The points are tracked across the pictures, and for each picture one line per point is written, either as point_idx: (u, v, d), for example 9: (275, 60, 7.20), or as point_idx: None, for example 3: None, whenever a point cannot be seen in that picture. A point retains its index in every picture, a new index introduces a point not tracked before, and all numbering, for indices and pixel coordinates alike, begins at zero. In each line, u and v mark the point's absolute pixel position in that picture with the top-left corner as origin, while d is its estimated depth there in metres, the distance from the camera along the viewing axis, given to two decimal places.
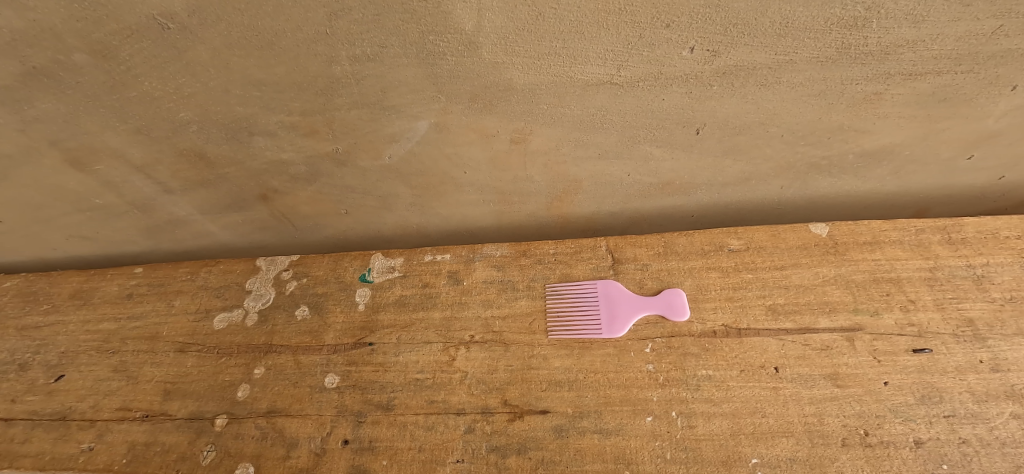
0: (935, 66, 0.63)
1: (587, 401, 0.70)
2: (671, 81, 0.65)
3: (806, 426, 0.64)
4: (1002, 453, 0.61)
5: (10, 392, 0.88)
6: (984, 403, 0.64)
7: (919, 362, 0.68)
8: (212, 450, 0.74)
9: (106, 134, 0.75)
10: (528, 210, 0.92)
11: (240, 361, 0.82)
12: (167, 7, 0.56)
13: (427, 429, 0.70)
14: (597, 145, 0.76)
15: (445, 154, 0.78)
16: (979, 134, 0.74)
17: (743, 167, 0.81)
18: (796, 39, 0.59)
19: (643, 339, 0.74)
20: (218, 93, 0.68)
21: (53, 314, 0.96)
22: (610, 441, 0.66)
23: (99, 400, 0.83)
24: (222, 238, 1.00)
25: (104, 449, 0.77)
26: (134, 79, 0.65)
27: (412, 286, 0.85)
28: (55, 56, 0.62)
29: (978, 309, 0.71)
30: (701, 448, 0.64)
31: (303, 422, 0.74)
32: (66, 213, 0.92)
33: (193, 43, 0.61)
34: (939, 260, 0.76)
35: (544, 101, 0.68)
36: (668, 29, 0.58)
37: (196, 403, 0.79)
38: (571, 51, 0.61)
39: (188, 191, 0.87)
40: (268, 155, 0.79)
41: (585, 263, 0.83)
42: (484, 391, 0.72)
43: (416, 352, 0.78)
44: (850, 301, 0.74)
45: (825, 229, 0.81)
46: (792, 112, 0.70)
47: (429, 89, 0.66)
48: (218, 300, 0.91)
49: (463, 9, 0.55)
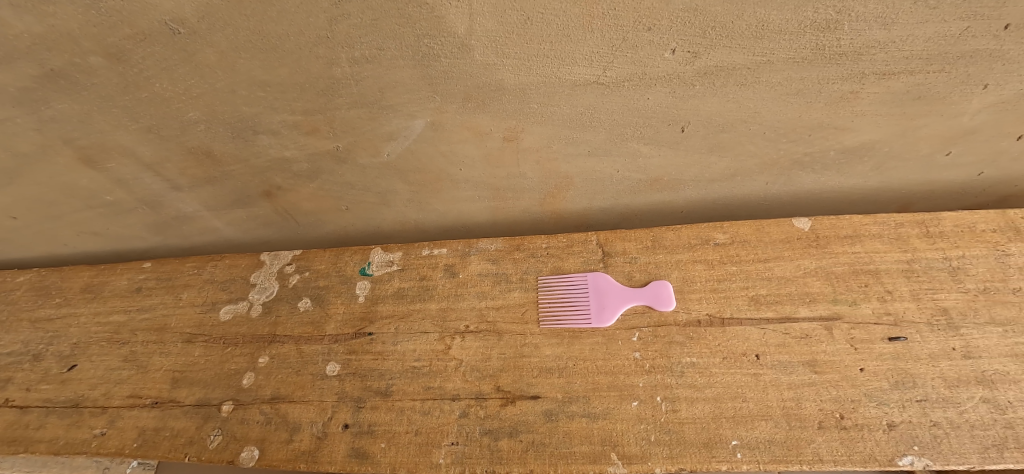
0: (907, 66, 0.66)
1: (576, 387, 0.73)
2: (655, 81, 0.68)
3: (785, 410, 0.67)
4: (970, 435, 0.63)
5: (25, 381, 0.92)
6: (955, 388, 0.67)
7: (894, 350, 0.71)
8: (219, 434, 0.77)
9: (118, 133, 0.78)
10: (522, 206, 0.95)
11: (245, 350, 0.86)
12: (177, 13, 0.60)
13: (423, 413, 0.74)
14: (587, 142, 0.80)
15: (441, 151, 0.82)
16: (955, 131, 0.77)
17: (728, 164, 0.84)
18: (772, 40, 0.62)
19: (631, 328, 0.77)
20: (225, 93, 0.71)
21: (64, 307, 1.00)
22: (598, 425, 0.69)
23: (110, 388, 0.87)
24: (227, 233, 1.04)
25: (115, 434, 0.81)
26: (145, 80, 0.69)
27: (410, 279, 0.89)
28: (72, 59, 0.66)
29: (953, 299, 0.74)
30: (684, 430, 0.67)
31: (306, 408, 0.77)
32: (78, 209, 0.96)
33: (202, 47, 0.64)
34: (917, 252, 0.79)
35: (535, 101, 0.72)
36: (650, 32, 0.61)
37: (203, 390, 0.83)
38: (558, 52, 0.64)
39: (195, 188, 0.90)
40: (272, 152, 0.82)
41: (576, 257, 0.86)
42: (478, 378, 0.76)
43: (414, 341, 0.81)
44: (830, 291, 0.77)
45: (808, 223, 0.84)
46: (772, 110, 0.73)
47: (424, 89, 0.70)
48: (224, 293, 0.94)
49: (456, 14, 0.59)
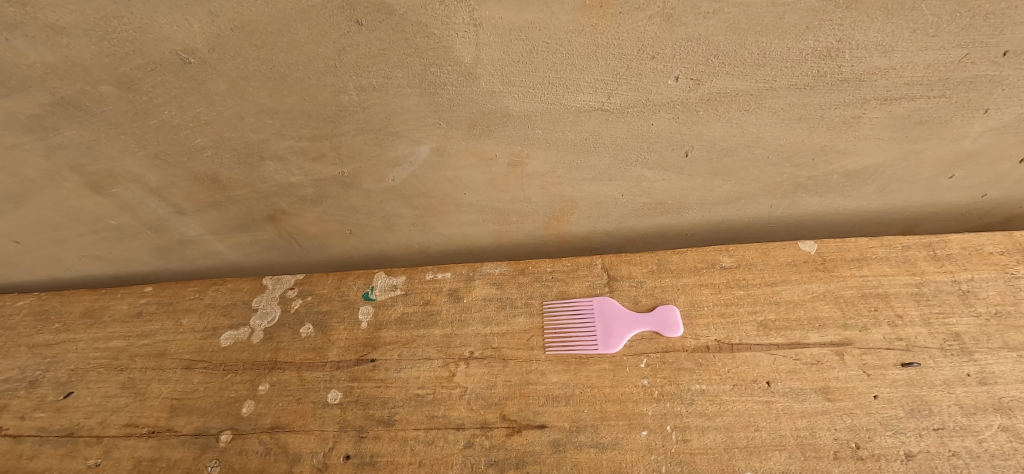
0: (909, 92, 0.66)
1: (583, 416, 0.71)
2: (659, 107, 0.69)
3: (799, 439, 0.65)
4: (992, 465, 0.61)
5: (20, 409, 0.90)
6: (973, 416, 0.65)
7: (908, 376, 0.69)
8: (216, 465, 0.75)
9: (125, 159, 0.79)
10: (526, 230, 0.96)
11: (245, 377, 0.84)
12: (189, 44, 0.60)
13: (427, 444, 0.72)
14: (591, 167, 0.80)
15: (446, 176, 0.82)
16: (958, 154, 0.77)
17: (733, 187, 0.84)
18: (774, 68, 0.63)
19: (638, 354, 0.76)
20: (233, 120, 0.72)
21: (63, 332, 0.98)
22: (606, 456, 0.67)
23: (107, 416, 0.85)
24: (231, 257, 1.04)
25: (110, 465, 0.79)
26: (155, 107, 0.70)
27: (413, 304, 0.88)
28: (83, 87, 0.66)
29: (965, 324, 0.73)
30: (696, 462, 0.65)
31: (306, 438, 0.75)
32: (81, 234, 0.96)
33: (212, 76, 0.65)
34: (926, 276, 0.78)
35: (540, 127, 0.72)
36: (654, 60, 0.62)
37: (202, 419, 0.81)
38: (563, 80, 0.65)
39: (200, 212, 0.91)
40: (278, 178, 0.83)
41: (581, 281, 0.86)
42: (482, 406, 0.74)
43: (417, 368, 0.80)
44: (839, 316, 0.76)
45: (814, 246, 0.84)
46: (775, 135, 0.74)
47: (430, 116, 0.70)
48: (225, 318, 0.93)
49: (463, 44, 0.60)
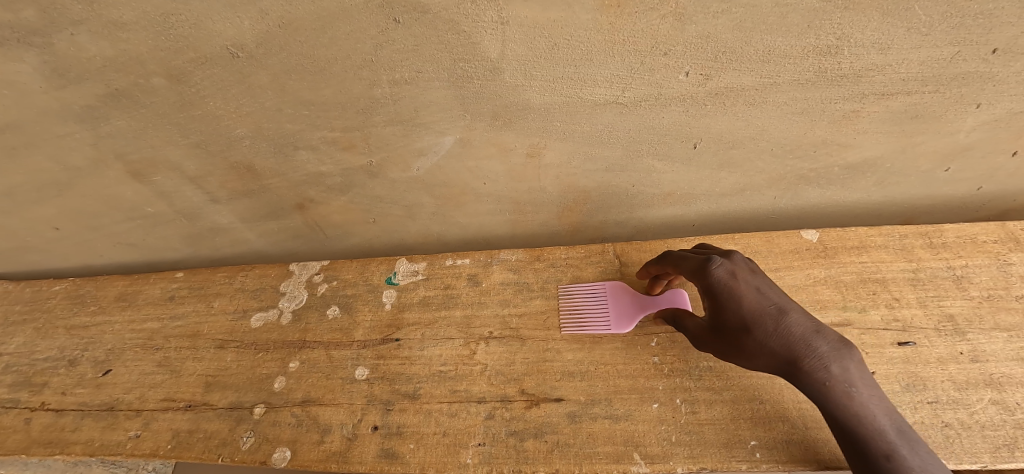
0: (905, 87, 0.71)
1: (597, 390, 0.76)
2: (670, 101, 0.74)
3: (801, 411, 0.69)
4: (982, 435, 0.66)
5: (61, 385, 0.95)
6: (965, 390, 0.69)
7: (904, 354, 0.74)
8: (251, 436, 0.80)
9: (168, 148, 0.84)
10: (540, 219, 1.01)
11: (276, 356, 0.89)
12: (238, 40, 0.65)
13: (450, 415, 0.76)
14: (605, 158, 0.85)
15: (467, 166, 0.87)
16: (953, 147, 0.81)
17: (738, 179, 0.89)
18: (777, 64, 0.67)
19: (649, 334, 0.80)
20: (272, 111, 0.77)
21: (99, 314, 1.04)
22: (620, 426, 0.72)
23: (144, 392, 0.90)
24: (258, 245, 1.09)
25: (150, 437, 0.84)
26: (201, 99, 0.75)
27: (435, 288, 0.93)
28: (137, 80, 0.72)
29: (959, 306, 0.77)
30: (704, 431, 0.70)
31: (336, 410, 0.80)
32: (118, 221, 1.01)
33: (257, 69, 0.70)
34: (922, 262, 0.83)
35: (557, 119, 0.77)
36: (666, 56, 0.66)
37: (235, 394, 0.86)
38: (581, 75, 0.69)
39: (233, 200, 0.96)
40: (310, 167, 0.88)
41: (594, 266, 0.90)
42: (502, 381, 0.79)
43: (439, 346, 0.85)
44: (839, 299, 0.81)
45: (816, 234, 0.88)
46: (779, 128, 0.78)
47: (456, 108, 0.75)
48: (254, 301, 0.98)
49: (490, 40, 0.64)
